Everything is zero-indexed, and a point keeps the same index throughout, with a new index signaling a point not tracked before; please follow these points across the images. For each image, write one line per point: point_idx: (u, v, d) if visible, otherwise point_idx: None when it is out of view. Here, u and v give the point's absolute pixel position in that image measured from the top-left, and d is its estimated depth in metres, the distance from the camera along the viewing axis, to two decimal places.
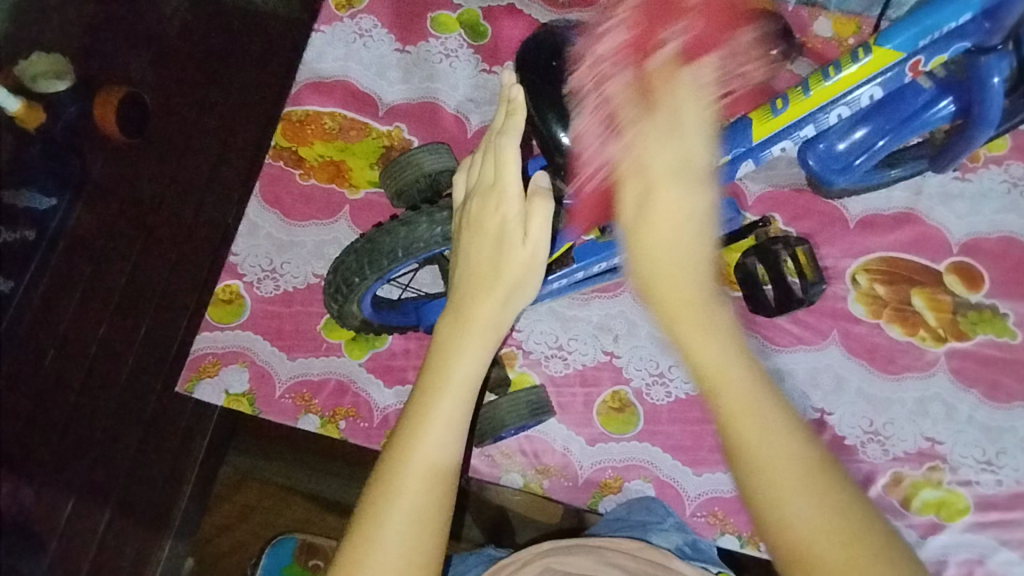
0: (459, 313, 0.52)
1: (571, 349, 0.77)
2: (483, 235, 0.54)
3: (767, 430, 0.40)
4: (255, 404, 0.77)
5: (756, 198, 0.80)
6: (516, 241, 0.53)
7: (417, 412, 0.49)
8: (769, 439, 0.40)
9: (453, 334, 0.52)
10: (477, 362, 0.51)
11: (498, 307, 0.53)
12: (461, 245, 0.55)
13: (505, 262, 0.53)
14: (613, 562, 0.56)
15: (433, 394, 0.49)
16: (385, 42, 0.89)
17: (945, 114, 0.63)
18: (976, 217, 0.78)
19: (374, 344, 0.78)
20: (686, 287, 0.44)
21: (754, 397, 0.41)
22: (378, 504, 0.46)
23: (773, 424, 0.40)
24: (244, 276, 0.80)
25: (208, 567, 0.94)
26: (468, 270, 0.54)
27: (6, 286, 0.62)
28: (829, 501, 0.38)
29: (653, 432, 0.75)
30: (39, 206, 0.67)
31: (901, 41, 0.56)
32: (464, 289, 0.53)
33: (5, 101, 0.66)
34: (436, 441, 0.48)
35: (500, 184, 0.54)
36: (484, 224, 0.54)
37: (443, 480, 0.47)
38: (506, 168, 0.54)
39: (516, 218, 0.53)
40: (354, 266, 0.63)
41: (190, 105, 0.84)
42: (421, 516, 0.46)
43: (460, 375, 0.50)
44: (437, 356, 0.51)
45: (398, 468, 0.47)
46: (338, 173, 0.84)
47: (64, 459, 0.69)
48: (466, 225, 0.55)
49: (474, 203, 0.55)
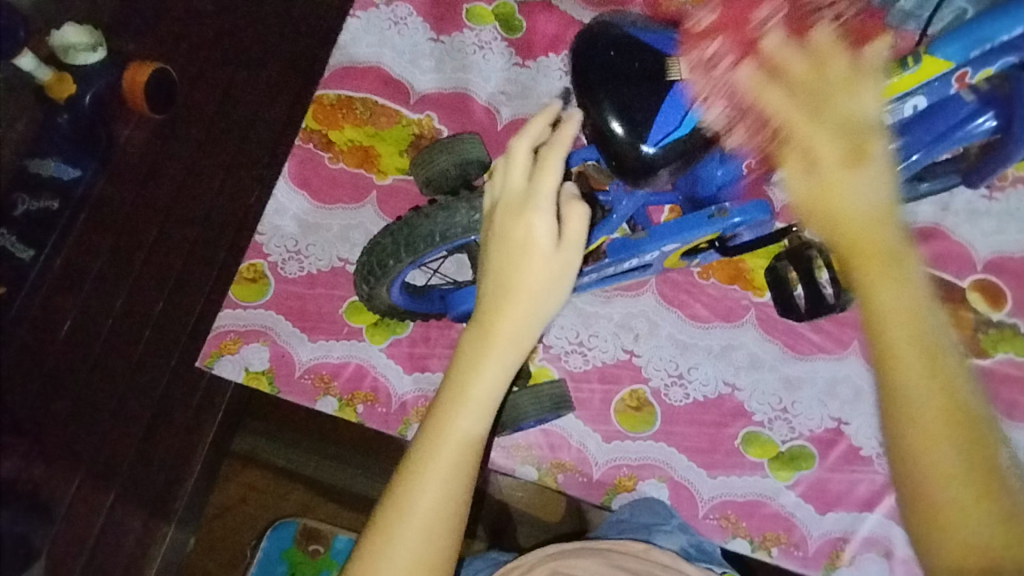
0: (481, 328, 0.51)
1: (591, 346, 0.77)
2: (510, 250, 0.50)
3: (936, 360, 0.49)
4: (274, 383, 0.77)
5: (784, 206, 0.80)
6: (546, 256, 0.50)
7: (433, 428, 0.50)
8: (935, 357, 0.50)
9: (473, 353, 0.50)
10: (496, 382, 0.50)
11: (525, 320, 0.50)
12: (485, 257, 0.52)
13: (529, 273, 0.50)
14: (623, 566, 0.57)
15: (449, 415, 0.50)
16: (420, 30, 0.89)
17: (985, 129, 0.63)
18: (1001, 236, 0.78)
19: (396, 330, 0.79)
20: (882, 235, 0.52)
21: (919, 323, 0.50)
22: (389, 524, 0.48)
23: (937, 350, 0.50)
24: (269, 256, 0.81)
25: (211, 546, 0.94)
26: (490, 285, 0.51)
27: (26, 254, 0.63)
28: (956, 417, 0.48)
29: (669, 432, 0.75)
30: (65, 175, 0.67)
31: (951, 51, 0.57)
32: (485, 303, 0.51)
33: (35, 70, 0.67)
34: (449, 459, 0.49)
35: (534, 191, 0.51)
36: (513, 240, 0.51)
37: (457, 495, 0.49)
38: (544, 174, 0.51)
39: (547, 233, 0.50)
40: (390, 248, 0.63)
41: (220, 83, 0.84)
42: (433, 532, 0.48)
43: (476, 398, 0.50)
44: (457, 371, 0.51)
45: (412, 482, 0.48)
46: (367, 158, 0.85)
47: (76, 429, 0.69)
48: (491, 239, 0.52)
49: (502, 210, 0.52)
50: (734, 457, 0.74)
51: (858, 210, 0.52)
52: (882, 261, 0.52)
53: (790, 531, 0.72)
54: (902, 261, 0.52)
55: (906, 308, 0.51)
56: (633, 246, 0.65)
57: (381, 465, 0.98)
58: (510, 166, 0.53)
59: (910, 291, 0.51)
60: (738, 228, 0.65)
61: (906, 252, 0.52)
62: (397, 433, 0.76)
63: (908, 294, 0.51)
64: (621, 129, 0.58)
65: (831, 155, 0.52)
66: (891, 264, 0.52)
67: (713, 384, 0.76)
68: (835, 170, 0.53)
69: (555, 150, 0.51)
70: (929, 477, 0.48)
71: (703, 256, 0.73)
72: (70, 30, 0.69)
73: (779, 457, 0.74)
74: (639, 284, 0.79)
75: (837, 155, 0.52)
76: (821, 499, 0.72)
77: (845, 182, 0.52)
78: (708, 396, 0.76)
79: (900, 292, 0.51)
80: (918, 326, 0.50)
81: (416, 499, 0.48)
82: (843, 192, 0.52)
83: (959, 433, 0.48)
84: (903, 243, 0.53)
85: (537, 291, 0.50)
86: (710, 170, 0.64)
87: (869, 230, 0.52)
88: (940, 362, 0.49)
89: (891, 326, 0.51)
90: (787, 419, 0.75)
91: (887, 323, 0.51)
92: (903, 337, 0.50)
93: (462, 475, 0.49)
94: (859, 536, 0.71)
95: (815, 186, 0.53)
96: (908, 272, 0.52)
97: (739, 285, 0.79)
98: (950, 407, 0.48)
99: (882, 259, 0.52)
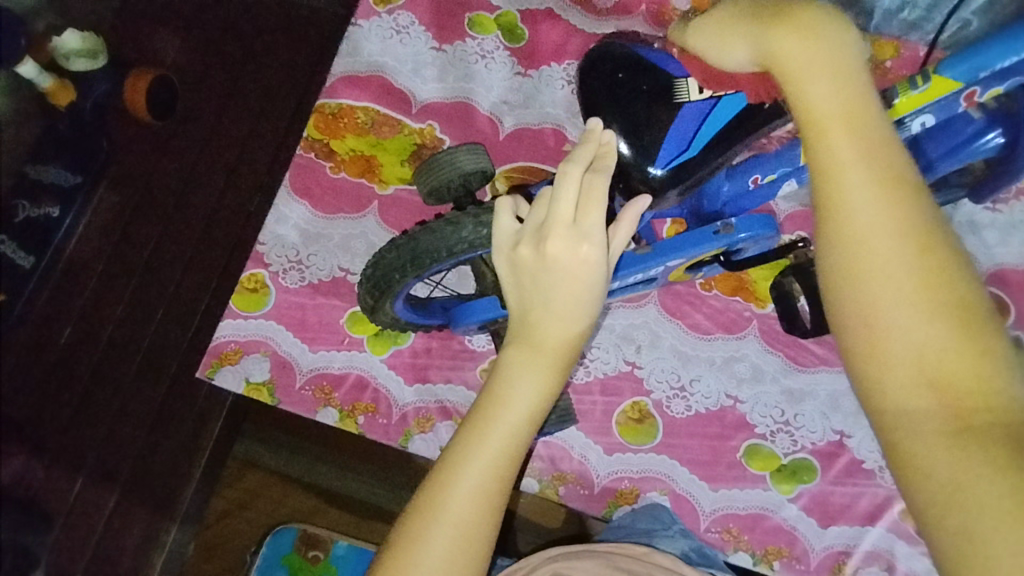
0: (528, 345, 0.52)
1: (593, 357, 0.77)
2: (565, 278, 0.51)
3: (899, 232, 0.39)
4: (275, 394, 0.77)
5: (787, 217, 0.81)
6: (596, 284, 0.51)
7: (472, 434, 0.50)
8: (886, 213, 0.39)
9: (518, 365, 0.52)
10: (538, 398, 0.52)
11: (570, 340, 0.52)
12: (534, 281, 0.52)
13: (576, 298, 0.51)
14: (620, 567, 0.57)
15: (490, 426, 0.50)
16: (422, 39, 0.89)
17: (993, 146, 0.63)
18: (1005, 248, 0.78)
19: (397, 340, 0.79)
20: (809, 62, 0.43)
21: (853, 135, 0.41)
22: (423, 527, 0.48)
23: (897, 201, 0.39)
24: (270, 266, 0.80)
25: (211, 552, 0.94)
26: (543, 311, 0.51)
27: (27, 261, 0.60)
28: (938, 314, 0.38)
29: (670, 444, 0.74)
30: (64, 182, 0.65)
31: (958, 73, 0.57)
32: (532, 323, 0.52)
33: (37, 76, 0.65)
34: (486, 469, 0.49)
35: (581, 223, 0.51)
36: (567, 268, 0.51)
37: (491, 504, 0.49)
38: (591, 209, 0.51)
39: (600, 262, 0.51)
40: (395, 263, 0.63)
41: (221, 89, 0.83)
42: (467, 542, 0.48)
43: (518, 411, 0.51)
44: (500, 382, 0.52)
45: (448, 489, 0.49)
46: (368, 168, 0.84)
47: (79, 436, 0.69)
48: (543, 265, 0.51)
49: (548, 241, 0.51)
50: (735, 469, 0.74)
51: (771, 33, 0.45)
52: (829, 119, 0.42)
53: (793, 544, 0.71)
54: (841, 79, 0.42)
55: (848, 157, 0.40)
56: (639, 262, 0.64)
57: (381, 472, 0.97)
58: (558, 192, 0.51)
59: (851, 128, 0.41)
60: (742, 243, 0.64)
61: (844, 72, 0.42)
62: (399, 444, 0.76)
63: (856, 149, 0.40)
64: (628, 150, 0.59)
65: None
66: (834, 118, 0.41)
67: (715, 396, 0.76)
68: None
69: (603, 179, 0.52)
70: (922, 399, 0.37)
71: (706, 270, 0.73)
72: (71, 37, 0.69)
73: (781, 470, 0.73)
74: (641, 296, 0.78)
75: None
76: (824, 511, 0.72)
77: (747, 2, 0.47)
78: (710, 408, 0.76)
79: (846, 131, 0.41)
80: (865, 190, 0.40)
81: (450, 508, 0.48)
82: (754, 16, 0.46)
83: (947, 333, 0.37)
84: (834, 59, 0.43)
85: (583, 316, 0.52)
86: (715, 184, 0.64)
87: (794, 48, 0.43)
88: (902, 223, 0.39)
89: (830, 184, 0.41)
90: (789, 432, 0.74)
91: (825, 183, 0.41)
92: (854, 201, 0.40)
93: (498, 485, 0.50)
94: (862, 549, 0.71)
95: (709, 25, 0.49)
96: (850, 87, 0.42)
97: (741, 296, 0.79)
98: (932, 294, 0.38)
99: (816, 105, 0.42)
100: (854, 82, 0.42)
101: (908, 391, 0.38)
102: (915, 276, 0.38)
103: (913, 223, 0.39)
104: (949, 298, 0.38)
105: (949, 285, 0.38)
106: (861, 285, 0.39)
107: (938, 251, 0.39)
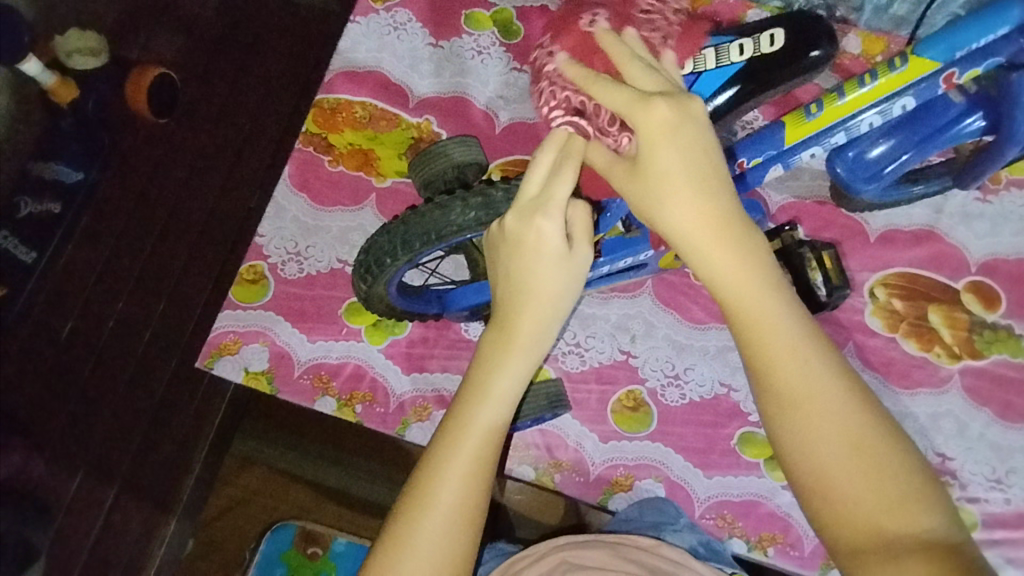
0: (503, 326, 0.54)
1: (588, 346, 0.78)
2: (522, 252, 0.53)
3: (823, 423, 0.47)
4: (273, 383, 0.78)
5: (779, 208, 0.81)
6: (558, 263, 0.53)
7: (457, 421, 0.52)
8: (808, 387, 0.48)
9: (495, 349, 0.54)
10: (516, 380, 0.53)
11: (544, 322, 0.54)
12: (499, 257, 0.55)
13: (546, 278, 0.53)
14: (631, 560, 0.58)
15: (473, 409, 0.52)
16: (418, 36, 0.90)
17: (974, 129, 0.66)
18: (996, 238, 0.79)
19: (394, 330, 0.80)
20: (729, 260, 0.50)
21: (772, 309, 0.49)
22: (413, 514, 0.49)
23: (822, 388, 0.48)
24: (269, 258, 0.81)
25: (209, 547, 0.95)
26: (507, 288, 0.54)
27: (28, 256, 0.63)
28: (860, 458, 0.46)
29: (665, 432, 0.75)
30: (67, 178, 0.67)
31: (936, 53, 0.58)
32: (507, 303, 0.54)
33: (40, 75, 0.65)
34: (470, 453, 0.50)
35: (545, 199, 0.53)
36: (526, 243, 0.53)
37: (478, 486, 0.50)
38: (556, 189, 0.53)
39: (558, 240, 0.53)
40: (387, 247, 0.64)
41: (221, 88, 0.84)
42: (453, 528, 0.49)
43: (501, 394, 0.52)
44: (480, 367, 0.54)
45: (436, 475, 0.50)
46: (366, 161, 0.85)
47: (80, 427, 0.69)
48: (504, 240, 0.54)
49: (515, 219, 0.53)
50: (729, 457, 0.74)
51: (699, 214, 0.50)
52: (755, 306, 0.49)
53: (787, 531, 0.72)
54: (759, 277, 0.50)
55: (772, 341, 0.49)
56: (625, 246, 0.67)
57: (379, 466, 0.98)
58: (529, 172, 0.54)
59: (773, 322, 0.49)
60: None
61: (761, 271, 0.50)
62: (396, 433, 0.77)
63: (783, 316, 0.49)
64: None
65: (662, 143, 0.50)
66: (760, 304, 0.50)
67: (709, 385, 0.77)
68: (669, 168, 0.50)
69: (572, 163, 0.53)
70: (861, 536, 0.45)
71: None
72: (71, 36, 0.70)
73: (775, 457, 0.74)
74: (636, 285, 0.79)
75: (660, 139, 0.50)
76: None
77: (677, 178, 0.50)
78: (705, 397, 0.76)
79: (769, 322, 0.49)
80: (794, 365, 0.48)
81: (439, 494, 0.49)
82: (682, 194, 0.50)
83: (870, 479, 0.46)
84: (751, 248, 0.50)
85: (552, 297, 0.53)
86: None
87: (718, 249, 0.50)
88: (817, 383, 0.48)
89: (763, 365, 0.49)
90: None
91: (761, 359, 0.49)
92: (782, 380, 0.48)
93: (484, 467, 0.51)
94: None
95: (646, 192, 0.51)
96: (758, 263, 0.50)
97: None
98: (850, 440, 0.47)
99: (736, 283, 0.50)
100: (763, 270, 0.50)
101: (853, 531, 0.46)
102: (832, 430, 0.47)
103: (827, 394, 0.48)
104: (866, 444, 0.46)
105: (867, 446, 0.46)
106: (800, 443, 0.47)
107: (840, 401, 0.47)
